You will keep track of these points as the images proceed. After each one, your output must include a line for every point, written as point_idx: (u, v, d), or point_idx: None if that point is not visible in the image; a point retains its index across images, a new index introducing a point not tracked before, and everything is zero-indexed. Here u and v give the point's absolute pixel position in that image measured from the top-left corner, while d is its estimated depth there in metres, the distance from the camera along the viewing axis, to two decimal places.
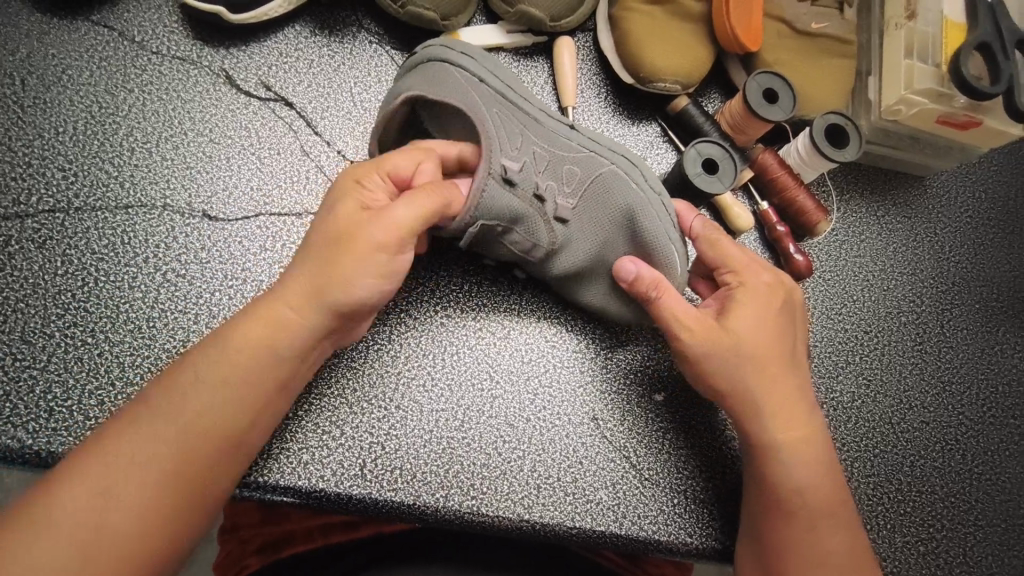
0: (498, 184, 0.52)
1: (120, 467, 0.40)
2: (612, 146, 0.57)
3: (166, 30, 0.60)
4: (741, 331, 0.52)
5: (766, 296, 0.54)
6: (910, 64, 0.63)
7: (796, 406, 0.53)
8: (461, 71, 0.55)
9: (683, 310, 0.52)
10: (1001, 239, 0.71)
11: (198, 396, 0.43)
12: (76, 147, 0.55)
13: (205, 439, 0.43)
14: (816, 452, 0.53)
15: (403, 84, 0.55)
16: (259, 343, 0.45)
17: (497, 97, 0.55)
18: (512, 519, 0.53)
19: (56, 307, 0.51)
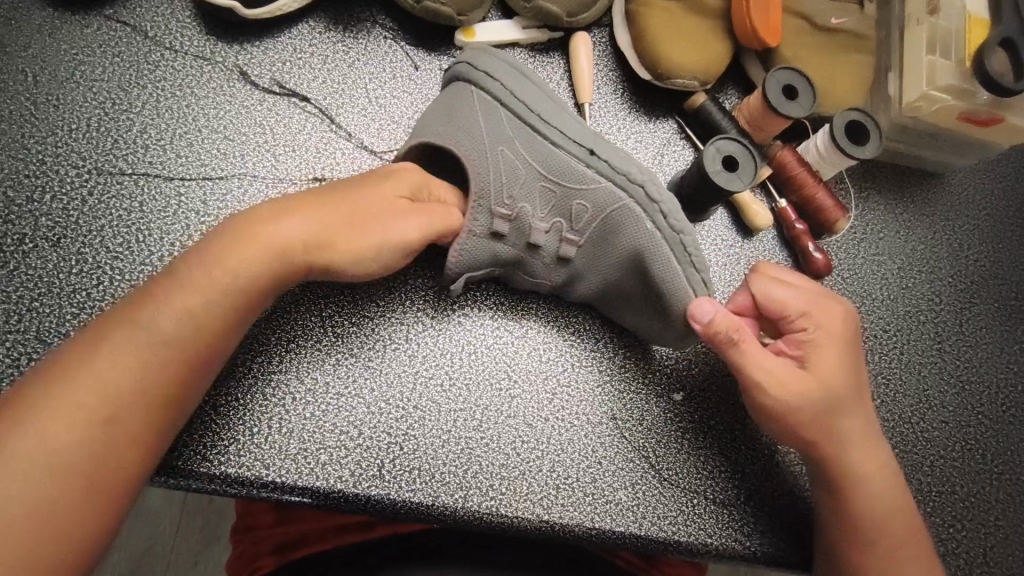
0: (484, 237, 0.55)
1: (98, 374, 0.40)
2: (633, 173, 0.53)
3: (179, 26, 0.59)
4: (820, 369, 0.52)
5: (838, 331, 0.54)
6: (932, 59, 0.62)
7: (869, 436, 0.53)
8: (478, 101, 0.55)
9: (762, 359, 0.51)
10: (1019, 237, 0.71)
11: (185, 311, 0.43)
12: (90, 144, 0.55)
13: (190, 355, 0.44)
14: (889, 478, 0.53)
15: (429, 113, 0.57)
16: (250, 265, 0.46)
17: (511, 129, 0.54)
18: (531, 519, 0.53)
19: (70, 306, 0.50)
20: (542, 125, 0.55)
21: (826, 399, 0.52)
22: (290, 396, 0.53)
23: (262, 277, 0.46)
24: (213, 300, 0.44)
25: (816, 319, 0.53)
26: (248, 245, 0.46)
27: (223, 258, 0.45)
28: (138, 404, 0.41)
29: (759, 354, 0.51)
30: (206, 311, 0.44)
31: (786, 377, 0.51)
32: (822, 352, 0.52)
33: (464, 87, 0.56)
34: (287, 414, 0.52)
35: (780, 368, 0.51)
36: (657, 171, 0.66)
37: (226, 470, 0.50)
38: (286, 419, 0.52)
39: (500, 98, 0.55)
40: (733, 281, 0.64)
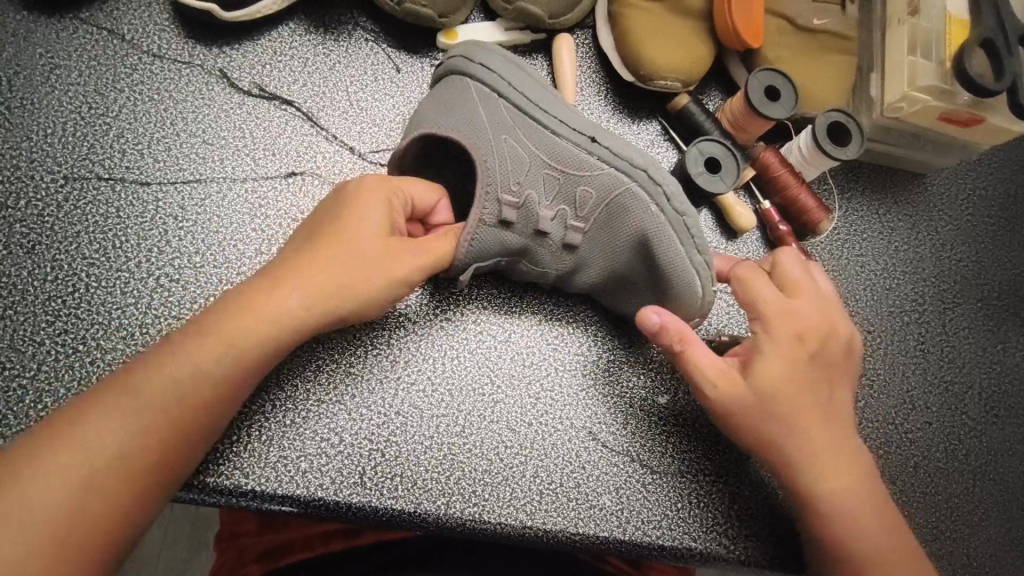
0: (492, 226, 0.53)
1: (84, 441, 0.40)
2: (635, 158, 0.53)
3: (156, 28, 0.58)
4: (766, 379, 0.51)
5: (793, 337, 0.52)
6: (913, 60, 0.62)
7: (833, 445, 0.51)
8: (476, 92, 0.54)
9: (709, 366, 0.52)
10: (1001, 237, 0.71)
11: (176, 382, 0.42)
12: (65, 149, 0.54)
13: (179, 425, 0.42)
14: (864, 488, 0.51)
15: (423, 109, 0.55)
16: (246, 336, 0.44)
17: (511, 119, 0.53)
18: (515, 525, 0.53)
19: (46, 314, 0.49)
20: (541, 113, 0.54)
21: (774, 413, 0.51)
22: (270, 403, 0.52)
23: (258, 347, 0.44)
24: (206, 370, 0.43)
25: (768, 322, 0.52)
26: (245, 313, 0.45)
27: (219, 326, 0.44)
28: (121, 472, 0.40)
29: (707, 363, 0.52)
30: (196, 383, 0.43)
31: (732, 386, 0.51)
32: (772, 362, 0.51)
33: (459, 80, 0.54)
34: (267, 422, 0.52)
35: (728, 377, 0.52)
36: None
37: (204, 479, 0.50)
38: (266, 427, 0.51)
39: (497, 89, 0.54)
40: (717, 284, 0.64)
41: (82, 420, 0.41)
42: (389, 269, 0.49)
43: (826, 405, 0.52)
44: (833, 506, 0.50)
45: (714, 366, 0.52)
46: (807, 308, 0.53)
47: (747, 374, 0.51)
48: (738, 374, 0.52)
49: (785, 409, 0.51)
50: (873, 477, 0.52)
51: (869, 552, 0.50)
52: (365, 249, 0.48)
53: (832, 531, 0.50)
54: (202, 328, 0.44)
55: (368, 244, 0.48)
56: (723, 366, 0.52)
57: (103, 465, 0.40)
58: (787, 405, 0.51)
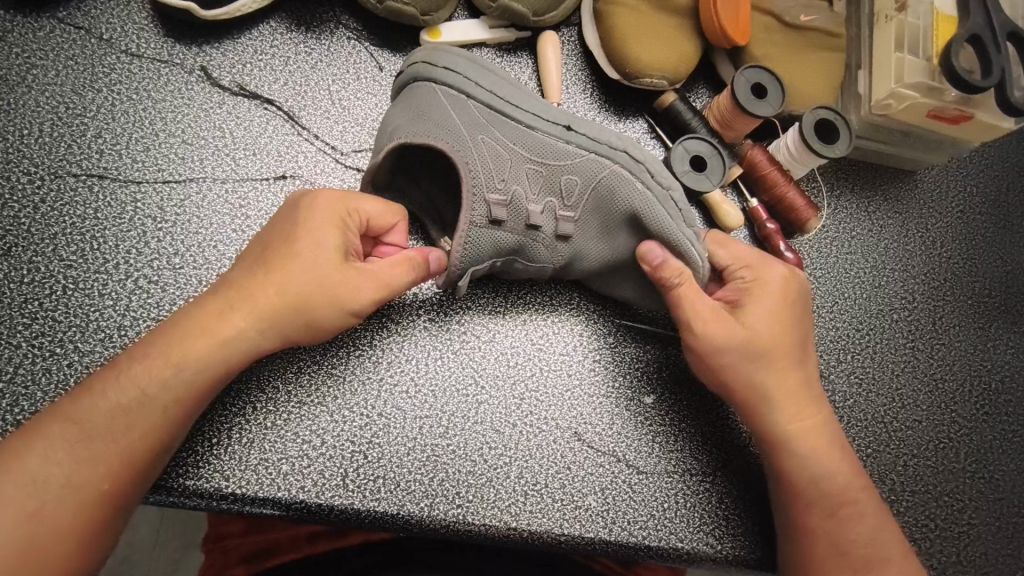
0: (484, 226, 0.52)
1: (31, 471, 0.40)
2: (613, 141, 0.54)
3: (135, 28, 0.58)
4: (756, 326, 0.53)
5: (778, 290, 0.55)
6: (901, 57, 0.62)
7: (806, 396, 0.54)
8: (445, 96, 0.52)
9: (701, 304, 0.53)
10: (992, 234, 0.71)
11: (126, 409, 0.43)
12: (43, 150, 0.53)
13: (130, 451, 0.42)
14: (830, 439, 0.54)
15: (391, 120, 0.54)
16: (198, 361, 0.44)
17: (484, 118, 0.53)
18: (499, 527, 0.52)
19: (22, 316, 0.49)
20: (515, 110, 0.53)
21: (760, 357, 0.53)
22: (251, 405, 0.52)
23: (213, 371, 0.45)
24: (156, 397, 0.43)
25: (755, 271, 0.56)
26: (199, 335, 0.45)
27: (172, 351, 0.44)
28: (72, 498, 0.41)
29: (701, 300, 0.53)
30: (147, 410, 0.43)
31: (725, 328, 0.53)
32: (758, 309, 0.54)
33: (426, 87, 0.53)
34: (247, 424, 0.51)
35: (720, 317, 0.53)
36: None
37: (184, 482, 0.49)
38: (246, 429, 0.51)
39: (467, 90, 0.53)
40: None
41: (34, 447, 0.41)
42: (341, 292, 0.47)
43: (804, 356, 0.55)
44: (804, 453, 0.53)
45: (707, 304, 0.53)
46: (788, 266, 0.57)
47: (736, 318, 0.54)
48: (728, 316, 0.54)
49: (769, 354, 0.53)
50: (837, 430, 0.55)
51: (837, 498, 0.52)
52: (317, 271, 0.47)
53: (804, 479, 0.52)
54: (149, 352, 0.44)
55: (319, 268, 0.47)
56: (715, 307, 0.54)
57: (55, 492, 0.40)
58: (773, 351, 0.53)
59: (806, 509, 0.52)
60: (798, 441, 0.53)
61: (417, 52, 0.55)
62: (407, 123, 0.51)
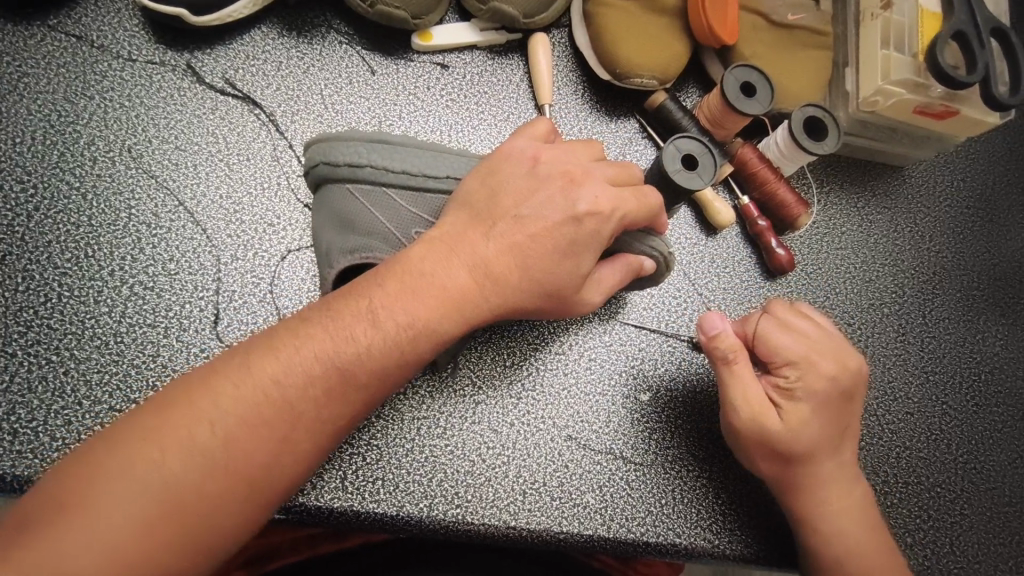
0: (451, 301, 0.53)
1: (164, 447, 0.37)
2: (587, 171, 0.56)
3: (127, 35, 0.58)
4: (800, 429, 0.53)
5: (822, 389, 0.54)
6: (887, 53, 0.63)
7: (844, 484, 0.55)
8: (359, 195, 0.49)
9: (752, 393, 0.54)
10: (980, 227, 0.72)
11: (280, 343, 0.41)
12: (35, 158, 0.53)
13: (318, 392, 0.41)
14: (859, 513, 0.55)
15: (320, 231, 0.52)
16: (409, 283, 0.44)
17: (406, 206, 0.50)
18: (497, 526, 0.53)
19: (17, 325, 0.49)
20: (428, 183, 0.51)
21: (797, 455, 0.53)
22: None
23: (457, 285, 0.45)
24: (316, 324, 0.42)
25: (805, 374, 0.54)
26: (395, 263, 0.45)
27: (365, 283, 0.44)
28: (280, 424, 0.39)
29: (752, 391, 0.53)
30: (330, 337, 0.41)
31: (770, 418, 0.53)
32: (804, 409, 0.53)
33: (339, 188, 0.50)
34: None
35: (768, 413, 0.53)
36: None
37: None
38: None
39: (379, 179, 0.50)
40: (698, 280, 0.64)
41: (138, 423, 0.37)
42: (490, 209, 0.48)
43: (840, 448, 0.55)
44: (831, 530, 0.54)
45: (752, 401, 0.53)
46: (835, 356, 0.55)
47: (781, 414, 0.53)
48: (771, 420, 0.53)
49: (814, 452, 0.53)
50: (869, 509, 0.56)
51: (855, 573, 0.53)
52: (518, 176, 0.50)
53: (828, 549, 0.53)
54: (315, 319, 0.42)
55: (551, 171, 0.50)
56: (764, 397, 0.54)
57: (119, 465, 0.36)
58: (818, 446, 0.53)
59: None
60: (827, 519, 0.54)
61: (313, 147, 0.51)
62: (340, 242, 0.49)
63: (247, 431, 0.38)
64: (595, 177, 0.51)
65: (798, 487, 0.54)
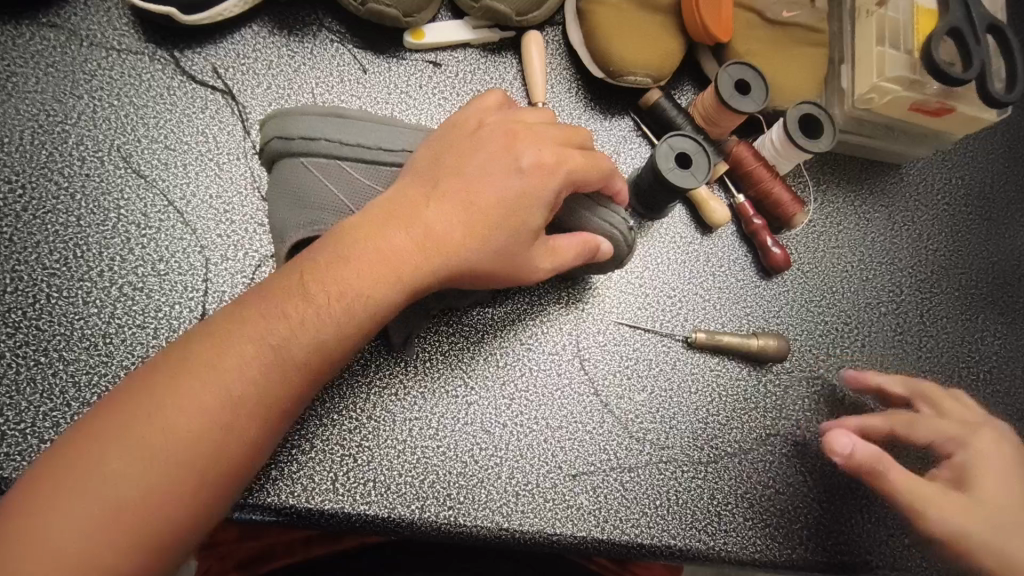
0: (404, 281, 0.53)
1: (112, 440, 0.36)
2: None
3: (117, 33, 0.57)
4: (933, 509, 0.53)
5: (997, 457, 0.56)
6: (882, 50, 0.62)
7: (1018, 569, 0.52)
8: (316, 168, 0.50)
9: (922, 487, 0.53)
10: (978, 225, 0.71)
11: (229, 328, 0.40)
12: (23, 158, 0.53)
13: (266, 377, 0.40)
14: None
15: (276, 212, 0.51)
16: (354, 253, 0.44)
17: (362, 177, 0.51)
18: (491, 528, 0.52)
19: (5, 326, 0.49)
20: (386, 156, 0.51)
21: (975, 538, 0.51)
22: None
23: (402, 254, 0.44)
24: (268, 305, 0.41)
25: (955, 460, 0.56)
26: (340, 234, 0.44)
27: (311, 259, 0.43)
28: (227, 412, 0.39)
29: (914, 483, 0.53)
30: (278, 315, 0.41)
31: (953, 508, 0.53)
32: (984, 481, 0.54)
33: (293, 161, 0.50)
34: None
35: (931, 500, 0.53)
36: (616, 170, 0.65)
37: None
38: None
39: (334, 153, 0.50)
40: (693, 279, 0.64)
41: (94, 420, 0.37)
42: (436, 177, 0.48)
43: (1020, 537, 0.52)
44: None
45: (1008, 503, 0.53)
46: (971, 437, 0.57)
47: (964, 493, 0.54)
48: (951, 514, 0.52)
49: (970, 540, 0.52)
50: None
51: None
52: (464, 144, 0.50)
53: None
54: (263, 304, 0.42)
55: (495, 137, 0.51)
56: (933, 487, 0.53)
57: (78, 465, 0.36)
58: (986, 538, 0.51)
59: None
60: None
61: (269, 125, 0.51)
62: (294, 215, 0.49)
63: (200, 416, 0.38)
64: (538, 139, 0.51)
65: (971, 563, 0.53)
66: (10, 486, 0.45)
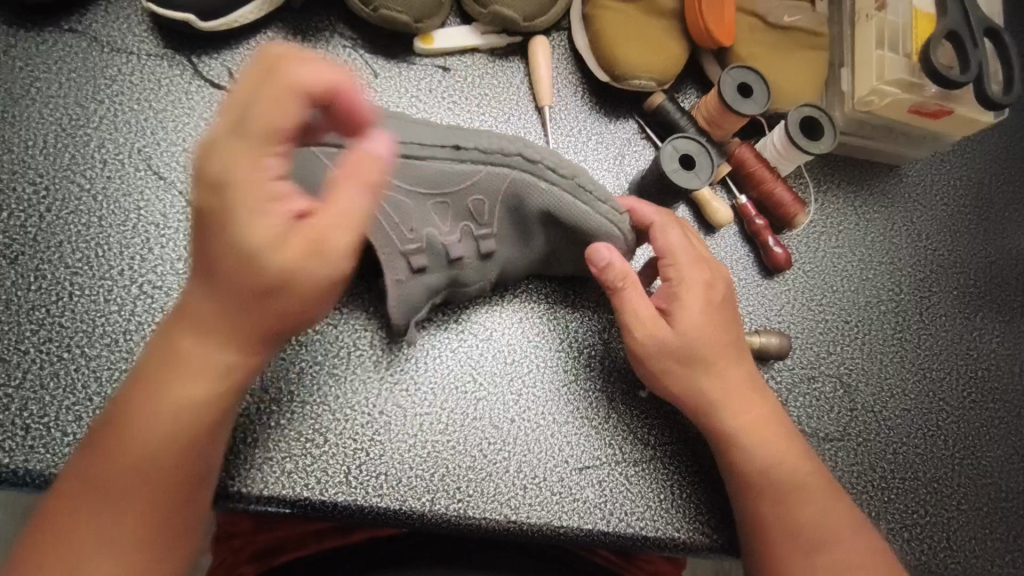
0: (411, 278, 0.55)
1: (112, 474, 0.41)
2: (504, 146, 0.55)
3: (136, 40, 0.59)
4: (700, 399, 0.54)
5: (703, 291, 0.55)
6: (881, 54, 0.64)
7: (749, 396, 0.55)
8: (327, 159, 0.52)
9: (642, 311, 0.54)
10: (976, 225, 0.72)
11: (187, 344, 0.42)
12: (47, 160, 0.55)
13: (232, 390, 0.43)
14: (775, 435, 0.54)
15: None
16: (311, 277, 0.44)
17: None
18: (499, 520, 0.53)
19: (30, 323, 0.50)
20: (395, 149, 0.54)
21: (675, 379, 0.54)
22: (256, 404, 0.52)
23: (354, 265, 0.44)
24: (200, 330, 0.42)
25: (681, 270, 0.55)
26: (232, 243, 0.39)
27: (211, 264, 0.40)
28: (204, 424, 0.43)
29: (655, 347, 0.54)
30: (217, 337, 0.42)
31: (661, 329, 0.54)
32: (688, 311, 0.54)
33: (306, 150, 0.53)
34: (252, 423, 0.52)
35: (670, 360, 0.54)
36: (618, 172, 0.66)
37: None
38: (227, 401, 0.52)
39: (345, 143, 0.52)
40: None
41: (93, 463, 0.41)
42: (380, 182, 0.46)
43: (752, 379, 0.56)
44: (757, 449, 0.53)
45: (699, 327, 0.54)
46: (699, 275, 0.55)
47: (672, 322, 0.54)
48: (722, 407, 0.54)
49: (699, 386, 0.54)
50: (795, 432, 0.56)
51: (791, 492, 0.53)
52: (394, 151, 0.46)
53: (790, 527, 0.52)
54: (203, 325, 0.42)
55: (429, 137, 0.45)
56: (648, 313, 0.54)
57: (84, 501, 0.41)
58: (748, 434, 0.54)
59: (775, 523, 0.52)
60: (745, 442, 0.54)
61: None
62: (299, 201, 0.52)
63: (172, 441, 0.42)
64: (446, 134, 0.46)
65: (754, 485, 0.53)
66: (37, 478, 0.47)
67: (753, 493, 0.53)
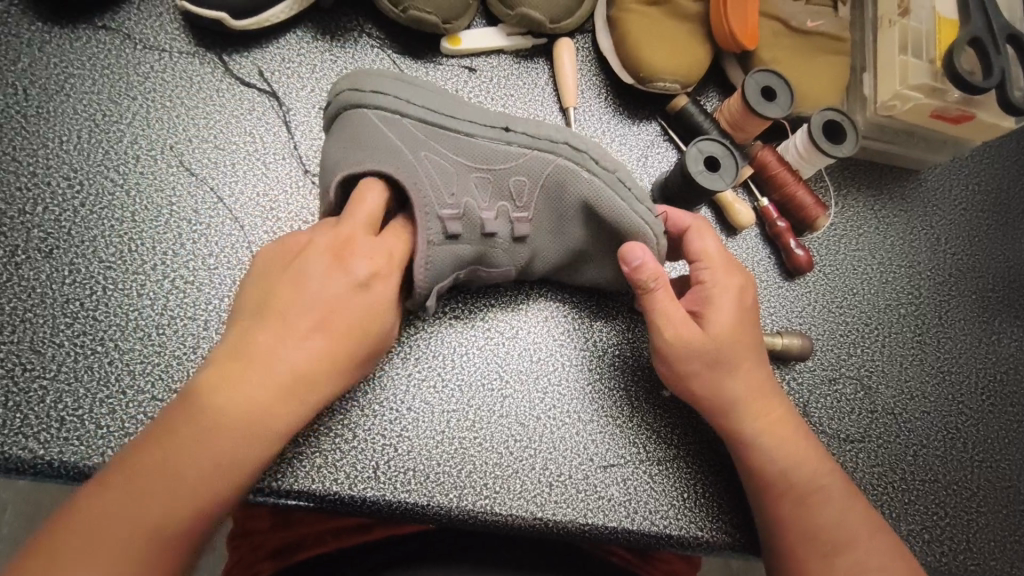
0: (440, 243, 0.53)
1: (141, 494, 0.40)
2: (554, 134, 0.54)
3: (168, 37, 0.60)
4: (722, 402, 0.54)
5: (735, 296, 0.55)
6: (905, 60, 0.64)
7: (769, 400, 0.55)
8: (378, 119, 0.52)
9: (675, 314, 0.54)
10: (995, 230, 0.73)
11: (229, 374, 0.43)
12: (80, 156, 0.55)
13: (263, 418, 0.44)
14: (792, 438, 0.54)
15: (332, 152, 0.53)
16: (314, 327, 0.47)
17: (422, 135, 0.52)
18: (525, 517, 0.54)
19: (64, 316, 0.51)
20: (449, 121, 0.53)
21: (700, 382, 0.54)
22: None
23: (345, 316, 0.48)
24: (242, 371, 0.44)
25: (714, 273, 0.55)
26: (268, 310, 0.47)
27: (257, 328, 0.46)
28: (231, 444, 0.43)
29: (686, 348, 0.53)
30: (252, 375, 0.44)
31: (694, 333, 0.53)
32: (720, 315, 0.54)
33: (356, 111, 0.52)
34: None
35: (696, 359, 0.53)
36: (641, 172, 0.67)
37: None
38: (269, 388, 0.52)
39: (400, 110, 0.52)
40: None
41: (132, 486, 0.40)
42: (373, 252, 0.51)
43: (772, 385, 0.56)
44: (773, 451, 0.53)
45: (728, 331, 0.54)
46: (731, 281, 0.55)
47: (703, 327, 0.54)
48: (740, 409, 0.54)
49: (723, 388, 0.54)
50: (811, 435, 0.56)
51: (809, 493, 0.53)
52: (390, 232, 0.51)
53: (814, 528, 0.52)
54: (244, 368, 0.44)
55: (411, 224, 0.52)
56: (682, 316, 0.54)
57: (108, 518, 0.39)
58: (768, 437, 0.54)
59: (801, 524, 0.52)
60: (760, 442, 0.54)
61: (341, 80, 0.54)
62: (345, 153, 0.51)
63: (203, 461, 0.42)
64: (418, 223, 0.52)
65: (777, 486, 0.53)
66: (71, 470, 0.48)
67: (773, 492, 0.53)
